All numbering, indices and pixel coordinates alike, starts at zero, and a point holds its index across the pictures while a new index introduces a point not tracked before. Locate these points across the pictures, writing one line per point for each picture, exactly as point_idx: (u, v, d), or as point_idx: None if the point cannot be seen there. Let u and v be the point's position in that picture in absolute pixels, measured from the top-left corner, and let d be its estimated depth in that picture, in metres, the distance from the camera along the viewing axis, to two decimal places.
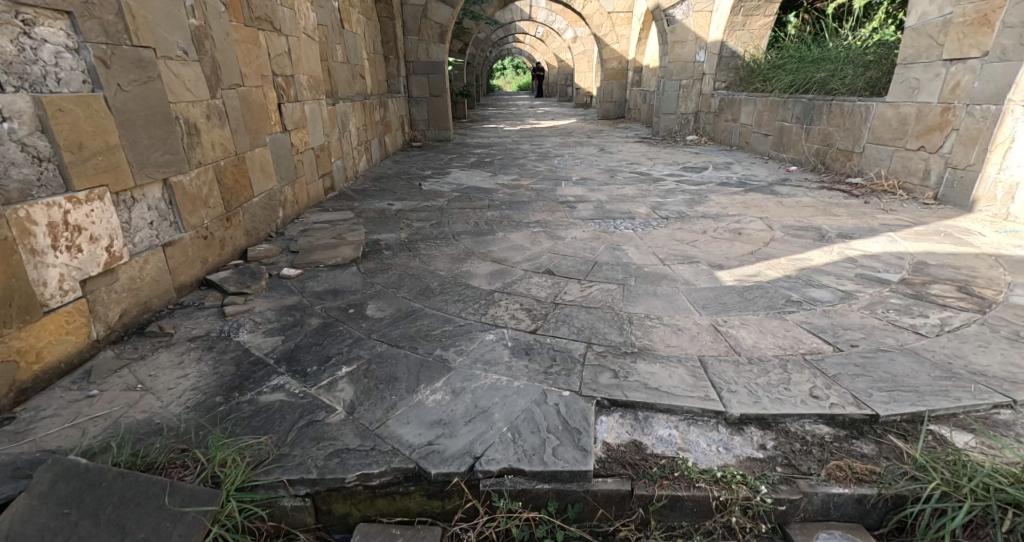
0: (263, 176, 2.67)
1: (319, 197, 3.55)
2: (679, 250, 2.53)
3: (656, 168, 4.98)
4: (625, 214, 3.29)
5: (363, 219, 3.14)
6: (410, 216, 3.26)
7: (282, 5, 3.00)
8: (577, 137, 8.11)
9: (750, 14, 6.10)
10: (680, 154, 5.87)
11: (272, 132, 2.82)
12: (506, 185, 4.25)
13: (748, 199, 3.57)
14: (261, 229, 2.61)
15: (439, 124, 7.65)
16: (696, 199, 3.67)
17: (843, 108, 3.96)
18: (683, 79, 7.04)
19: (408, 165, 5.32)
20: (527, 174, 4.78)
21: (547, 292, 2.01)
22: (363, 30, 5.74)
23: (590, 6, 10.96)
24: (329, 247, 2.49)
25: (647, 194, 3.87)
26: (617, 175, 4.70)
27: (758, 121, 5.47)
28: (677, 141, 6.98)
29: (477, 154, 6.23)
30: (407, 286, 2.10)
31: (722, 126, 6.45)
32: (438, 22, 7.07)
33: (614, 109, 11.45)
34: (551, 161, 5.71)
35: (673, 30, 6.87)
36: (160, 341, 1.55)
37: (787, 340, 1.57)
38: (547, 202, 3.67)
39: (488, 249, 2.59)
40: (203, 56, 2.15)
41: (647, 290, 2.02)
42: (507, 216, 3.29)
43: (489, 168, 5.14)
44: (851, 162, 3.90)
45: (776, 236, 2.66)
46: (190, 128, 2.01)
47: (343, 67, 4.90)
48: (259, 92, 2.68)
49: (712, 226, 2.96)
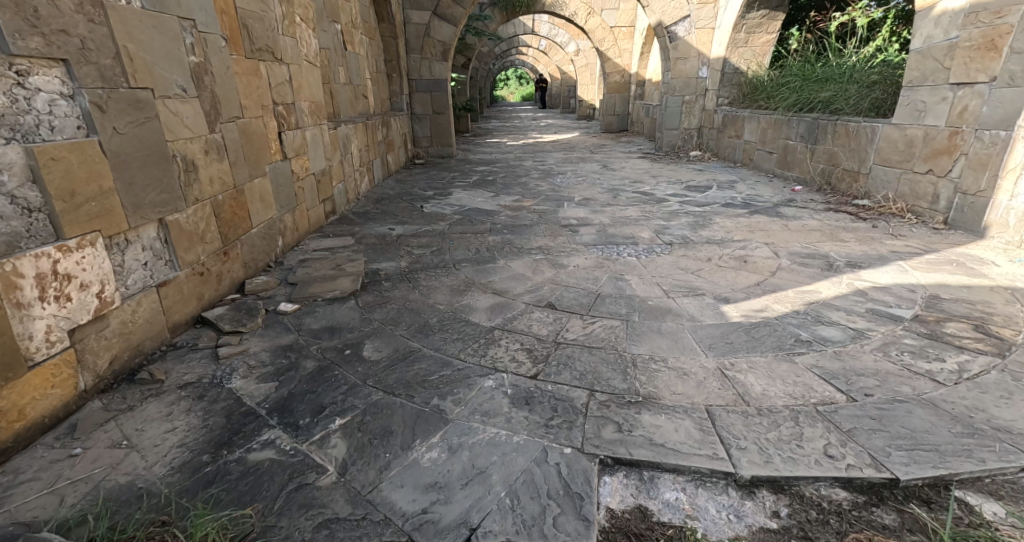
0: (262, 206, 2.64)
1: (320, 222, 3.53)
2: (683, 280, 2.48)
3: (659, 188, 4.94)
4: (628, 239, 3.24)
5: (363, 247, 3.10)
6: (411, 242, 3.22)
7: (283, 34, 3.00)
8: (580, 153, 8.10)
9: (752, 32, 6.13)
10: (683, 172, 5.84)
11: (272, 161, 2.80)
12: (508, 206, 4.22)
13: (753, 222, 3.52)
14: (259, 260, 2.58)
15: (442, 141, 7.66)
16: (700, 221, 3.62)
17: (848, 128, 3.92)
18: (686, 95, 7.04)
19: (410, 185, 5.30)
20: (529, 194, 4.75)
21: (549, 330, 1.96)
22: (366, 50, 5.77)
23: (591, 21, 11.02)
24: (328, 279, 2.45)
25: (651, 216, 3.83)
26: (620, 194, 4.67)
27: (762, 139, 5.43)
28: (680, 157, 6.96)
29: (480, 172, 6.22)
30: (405, 323, 2.05)
31: (726, 142, 6.42)
32: (440, 40, 7.11)
33: (617, 122, 11.45)
34: (553, 179, 5.69)
35: (675, 46, 6.88)
36: (150, 388, 1.50)
37: (797, 387, 1.51)
38: (549, 225, 3.64)
39: (489, 279, 2.55)
40: (203, 91, 2.13)
41: (651, 327, 1.97)
42: (509, 241, 3.26)
43: (491, 187, 5.13)
44: (857, 182, 3.84)
45: (783, 264, 2.60)
46: (188, 165, 1.98)
47: (345, 89, 4.91)
48: (259, 123, 2.66)
49: (717, 253, 2.91)
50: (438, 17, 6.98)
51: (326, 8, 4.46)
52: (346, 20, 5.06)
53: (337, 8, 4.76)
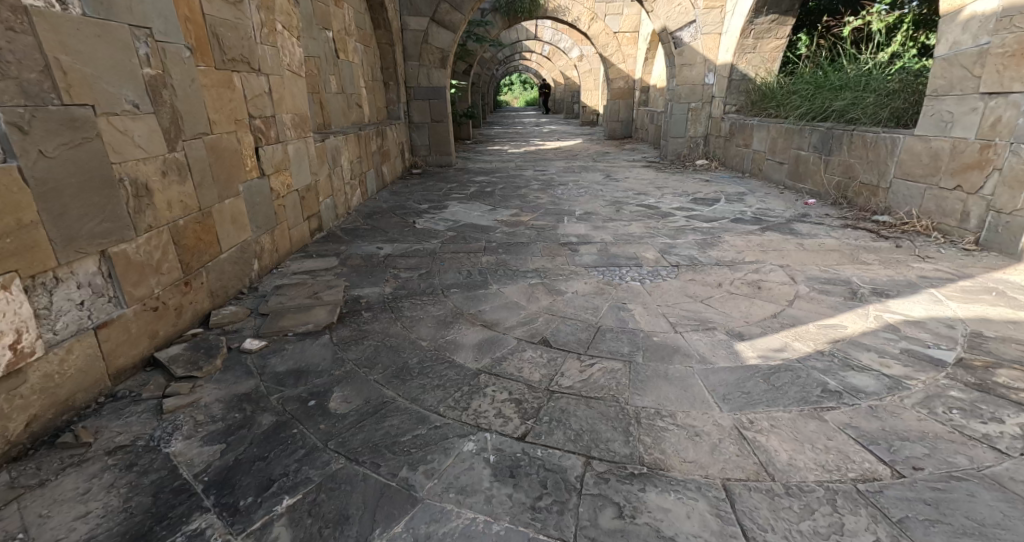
0: (234, 228, 2.45)
1: (304, 241, 3.33)
2: (692, 311, 2.26)
3: (665, 200, 4.74)
4: (632, 259, 3.03)
5: (346, 269, 2.89)
6: (398, 263, 3.01)
7: (261, 43, 2.81)
8: (583, 162, 7.90)
9: (760, 37, 5.92)
10: (689, 183, 5.64)
11: (247, 179, 2.60)
12: (505, 221, 4.01)
13: (766, 241, 3.30)
14: (230, 286, 2.37)
15: (441, 149, 7.47)
16: (709, 239, 3.40)
17: (866, 140, 3.71)
18: (692, 102, 6.83)
19: (405, 197, 5.11)
20: (528, 208, 4.55)
21: (541, 374, 1.74)
22: (361, 58, 5.59)
23: (595, 26, 10.85)
24: (302, 310, 2.24)
25: (656, 233, 3.61)
26: (624, 208, 4.46)
27: (772, 149, 5.21)
28: (686, 166, 6.75)
29: (479, 183, 6.03)
30: (382, 364, 1.83)
31: (733, 151, 6.20)
32: (439, 47, 6.94)
33: (621, 129, 11.25)
34: (554, 190, 5.49)
35: (681, 53, 6.67)
36: (72, 455, 1.30)
37: (831, 456, 1.27)
38: (547, 243, 3.43)
39: (480, 309, 2.34)
40: (161, 107, 1.94)
41: (657, 371, 1.74)
42: (504, 262, 3.05)
43: (489, 200, 4.93)
44: (877, 197, 3.62)
45: (802, 292, 2.38)
46: (140, 188, 1.79)
47: (336, 98, 4.74)
48: (232, 138, 2.47)
49: (729, 276, 2.69)
50: (437, 24, 6.81)
51: (316, 15, 4.28)
52: (339, 27, 4.90)
53: (328, 15, 4.59)
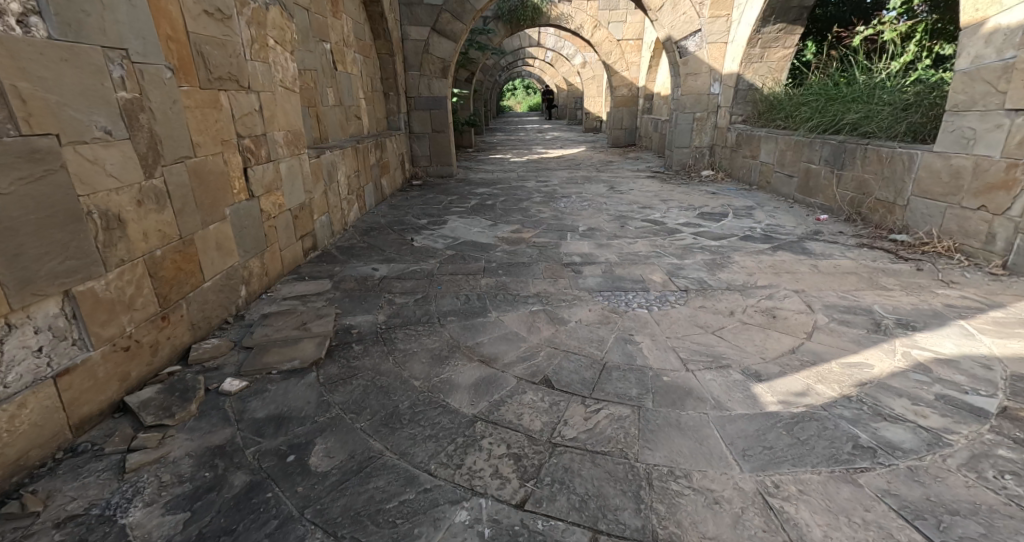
0: (220, 253, 2.32)
1: (297, 261, 3.20)
2: (704, 344, 2.12)
3: (670, 215, 4.61)
4: (638, 283, 2.89)
5: (339, 294, 2.76)
6: (394, 287, 2.88)
7: (252, 59, 2.70)
8: (587, 171, 7.78)
9: (768, 46, 5.80)
10: (695, 195, 5.51)
11: (234, 201, 2.48)
12: (505, 239, 3.89)
13: (778, 261, 3.16)
14: (214, 316, 2.24)
15: (442, 160, 7.36)
16: (718, 259, 3.27)
17: (881, 155, 3.58)
18: (697, 112, 6.71)
19: (404, 211, 4.99)
20: (529, 224, 4.42)
21: (543, 422, 1.60)
22: (359, 69, 5.50)
23: (597, 34, 10.74)
24: (289, 343, 2.11)
25: (663, 252, 3.48)
26: (628, 223, 4.34)
27: (780, 161, 5.07)
28: (692, 177, 6.62)
29: (480, 195, 5.91)
30: (371, 409, 1.70)
31: (740, 162, 6.07)
32: (439, 57, 6.85)
33: (625, 136, 11.13)
34: (556, 204, 5.36)
35: (686, 62, 6.55)
36: (18, 528, 1.17)
37: (870, 534, 1.12)
38: (549, 263, 3.30)
39: (478, 341, 2.20)
40: (138, 131, 1.82)
41: (670, 418, 1.60)
42: (504, 286, 2.92)
43: (489, 215, 4.80)
44: (893, 215, 3.48)
45: (821, 323, 2.23)
46: (111, 220, 1.67)
47: (333, 111, 4.63)
48: (218, 160, 2.35)
49: (740, 303, 2.54)
50: (438, 33, 6.73)
51: (312, 26, 4.18)
52: (337, 39, 4.80)
53: (326, 26, 4.49)
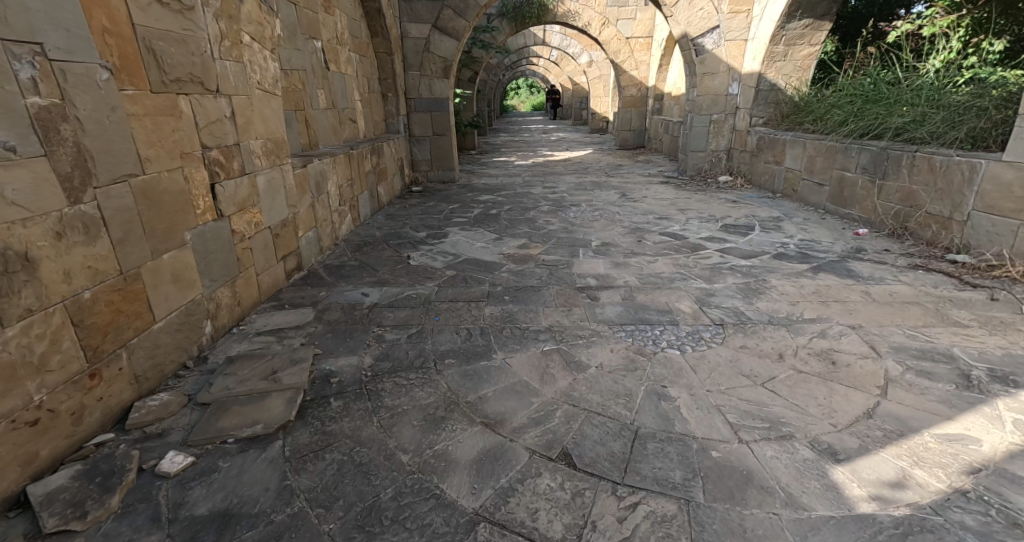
0: (178, 287, 1.95)
1: (277, 285, 2.84)
2: (755, 400, 1.75)
3: (691, 228, 4.25)
4: (665, 315, 2.53)
5: (322, 328, 2.40)
6: (384, 318, 2.52)
7: (221, 57, 2.33)
8: (595, 176, 7.42)
9: (792, 44, 5.42)
10: (715, 204, 5.15)
11: (197, 224, 2.11)
12: (512, 257, 3.54)
13: (822, 286, 2.79)
14: (167, 361, 1.87)
15: (443, 164, 7.00)
16: (753, 283, 2.90)
17: (933, 164, 3.22)
18: (714, 114, 6.34)
19: (402, 223, 4.64)
20: (538, 238, 4.06)
21: (568, 526, 1.25)
22: (355, 69, 5.16)
23: (606, 31, 10.36)
24: (253, 398, 1.74)
25: (689, 274, 3.11)
26: (646, 237, 3.98)
27: (809, 168, 4.69)
28: (709, 184, 6.25)
29: (485, 204, 5.56)
30: (345, 501, 1.33)
31: (761, 168, 5.71)
32: (441, 56, 6.50)
33: (634, 138, 10.74)
34: (565, 213, 5.01)
35: (702, 61, 6.17)
36: None
37: None
38: (562, 287, 2.95)
39: (480, 395, 1.84)
40: (60, 145, 1.46)
41: (731, 518, 1.25)
42: (512, 317, 2.56)
43: (494, 227, 4.45)
44: (950, 232, 3.12)
45: (894, 373, 1.86)
46: (13, 260, 1.31)
47: (324, 114, 4.27)
48: (176, 175, 1.99)
49: (789, 342, 2.18)
50: (439, 31, 6.37)
51: (300, 23, 3.83)
52: (330, 37, 4.45)
53: (316, 23, 4.13)
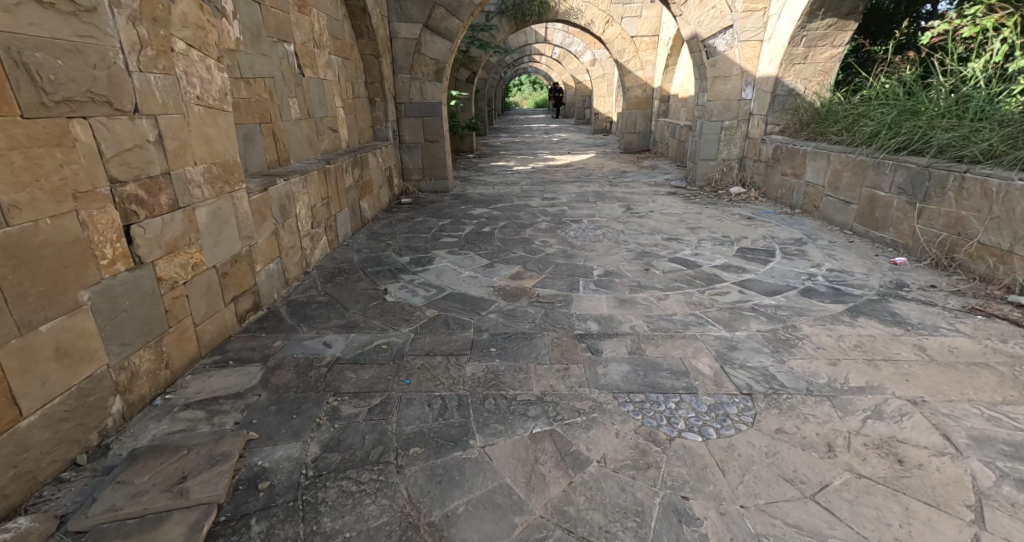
0: (65, 364, 1.53)
1: (224, 333, 2.42)
2: (809, 528, 1.33)
3: (704, 253, 3.85)
4: (679, 378, 2.12)
5: (265, 396, 1.98)
6: (344, 381, 2.11)
7: (141, 67, 1.90)
8: (598, 185, 7.01)
9: (813, 45, 5.00)
10: (729, 222, 4.75)
11: (101, 278, 1.69)
12: (502, 293, 3.13)
13: (865, 336, 2.37)
14: (45, 463, 1.46)
15: (436, 174, 6.58)
16: (781, 332, 2.49)
17: (989, 189, 2.81)
18: (725, 120, 5.93)
19: (385, 244, 4.23)
20: (534, 265, 3.66)
21: None
22: (336, 74, 4.74)
23: (609, 30, 9.92)
24: (146, 525, 1.32)
25: (705, 317, 2.71)
26: (655, 265, 3.59)
27: (834, 184, 4.33)
28: (720, 196, 5.85)
29: (480, 219, 5.15)
30: None
31: (778, 180, 5.30)
32: (433, 58, 6.07)
33: (638, 141, 10.30)
34: (564, 232, 4.60)
35: (714, 63, 5.75)
36: None
37: None
38: (559, 335, 2.55)
39: (448, 513, 1.43)
40: None
41: None
42: (497, 379, 2.15)
43: (485, 250, 4.04)
44: (1010, 268, 2.71)
45: (986, 482, 1.44)
46: None
47: (296, 124, 3.84)
48: (67, 221, 1.57)
49: (837, 424, 1.75)
50: (431, 31, 5.95)
51: (266, 23, 3.39)
52: (304, 39, 4.02)
53: (287, 24, 3.71)
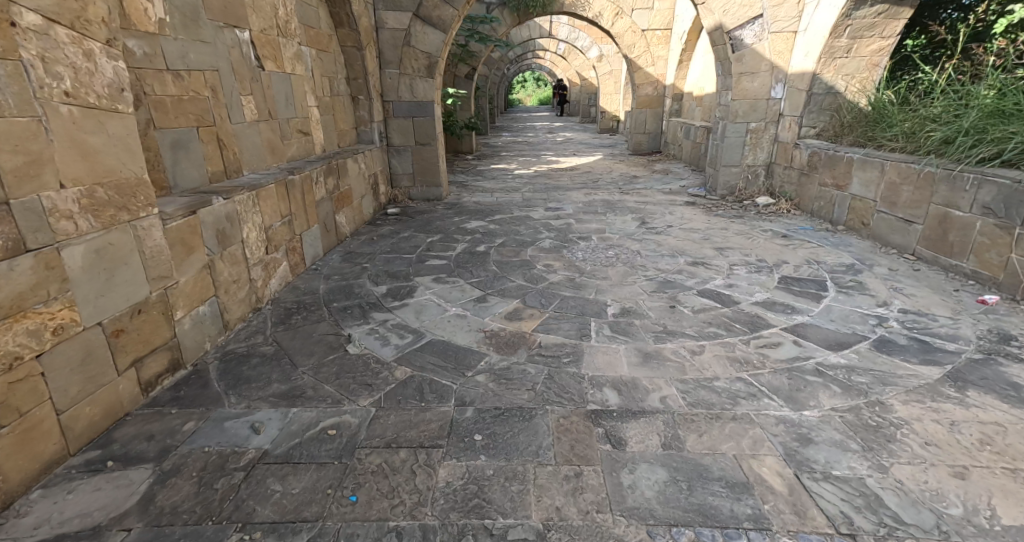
0: None
1: (116, 413, 1.77)
2: None
3: (739, 285, 3.21)
4: (740, 499, 1.49)
5: (136, 535, 1.34)
6: (262, 500, 1.47)
7: None
8: (608, 192, 6.37)
9: (859, 36, 4.41)
10: (762, 241, 4.11)
11: None
12: (495, 343, 2.51)
13: (986, 424, 1.74)
14: None
15: (428, 180, 5.95)
16: (867, 415, 1.84)
17: None
18: (752, 122, 5.28)
19: (360, 268, 3.60)
20: (536, 300, 3.05)
21: None
22: (308, 67, 4.09)
23: (619, 23, 9.26)
24: None
25: (757, 386, 2.08)
26: (683, 303, 2.96)
27: (890, 199, 3.70)
28: (746, 207, 5.21)
29: (476, 234, 4.53)
30: None
31: (816, 191, 4.66)
32: (424, 51, 5.42)
33: (649, 142, 9.65)
34: (571, 253, 3.98)
35: (740, 58, 5.10)
36: None
37: None
38: (569, 414, 1.93)
39: None
40: None
41: None
42: (482, 495, 1.53)
43: (478, 278, 3.43)
44: None
45: None
46: None
47: (251, 127, 3.20)
48: None
49: None
50: (422, 21, 5.31)
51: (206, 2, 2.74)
52: (264, 25, 3.38)
53: (239, 6, 3.06)
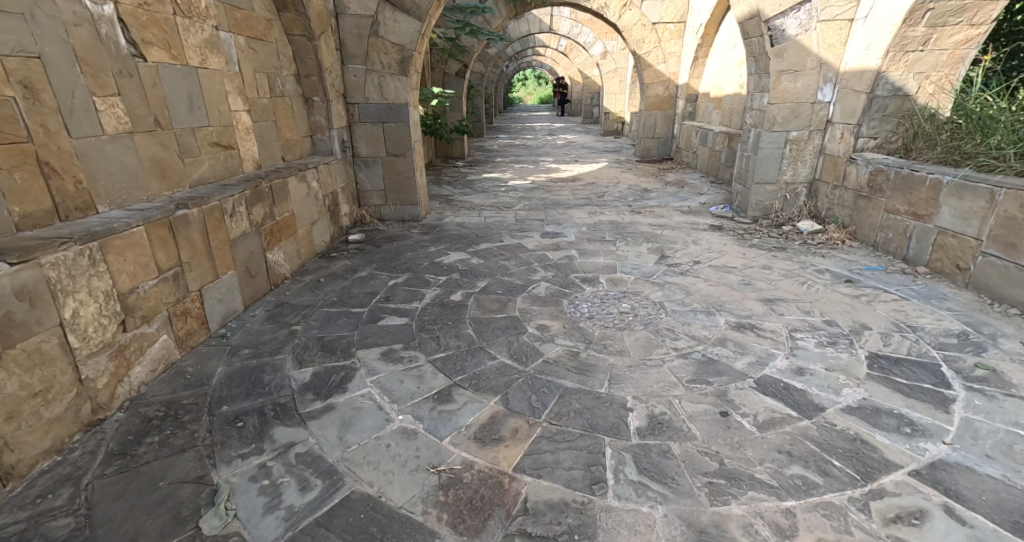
0: None
1: None
2: None
3: (814, 369, 2.25)
4: None
5: None
6: None
7: None
8: (615, 211, 5.40)
9: (940, 23, 3.46)
10: (821, 289, 3.15)
11: None
12: (453, 504, 1.54)
13: None
14: None
15: (402, 198, 4.97)
16: None
17: None
18: (793, 130, 4.30)
19: (285, 334, 2.62)
20: (523, 399, 2.07)
21: None
22: (231, 59, 3.13)
23: (626, 16, 8.31)
24: None
25: None
26: (739, 407, 2.00)
27: (1007, 240, 2.75)
28: (788, 235, 4.24)
29: (454, 273, 3.55)
30: None
31: (881, 219, 3.70)
32: (395, 42, 4.45)
33: (658, 148, 8.71)
34: (572, 304, 3.02)
35: (779, 53, 4.12)
36: None
37: None
38: None
39: None
40: None
41: None
42: None
43: (445, 353, 2.45)
44: None
45: None
46: None
47: (119, 141, 2.22)
48: None
49: None
50: (392, 5, 4.33)
51: None
52: None
53: None
